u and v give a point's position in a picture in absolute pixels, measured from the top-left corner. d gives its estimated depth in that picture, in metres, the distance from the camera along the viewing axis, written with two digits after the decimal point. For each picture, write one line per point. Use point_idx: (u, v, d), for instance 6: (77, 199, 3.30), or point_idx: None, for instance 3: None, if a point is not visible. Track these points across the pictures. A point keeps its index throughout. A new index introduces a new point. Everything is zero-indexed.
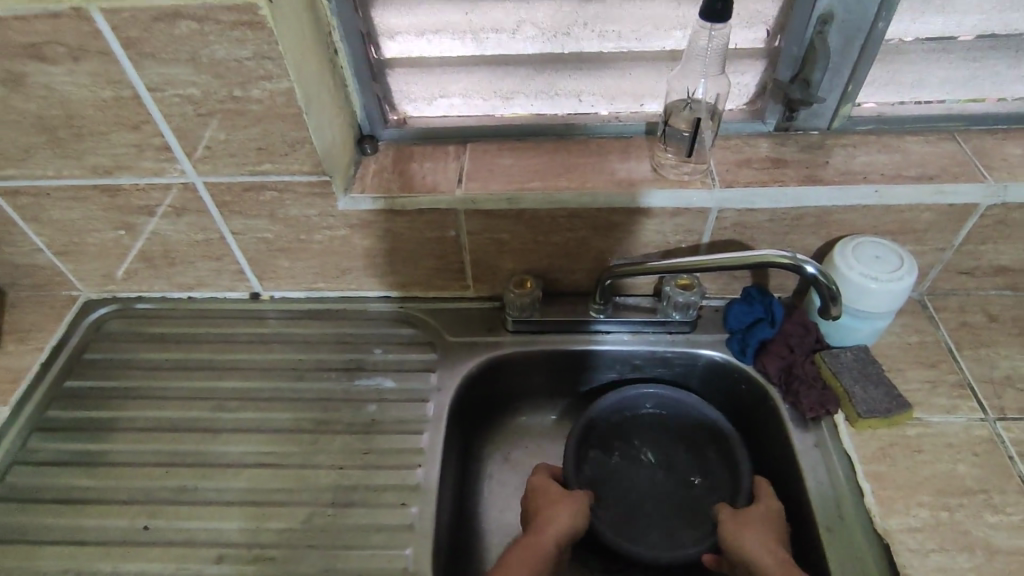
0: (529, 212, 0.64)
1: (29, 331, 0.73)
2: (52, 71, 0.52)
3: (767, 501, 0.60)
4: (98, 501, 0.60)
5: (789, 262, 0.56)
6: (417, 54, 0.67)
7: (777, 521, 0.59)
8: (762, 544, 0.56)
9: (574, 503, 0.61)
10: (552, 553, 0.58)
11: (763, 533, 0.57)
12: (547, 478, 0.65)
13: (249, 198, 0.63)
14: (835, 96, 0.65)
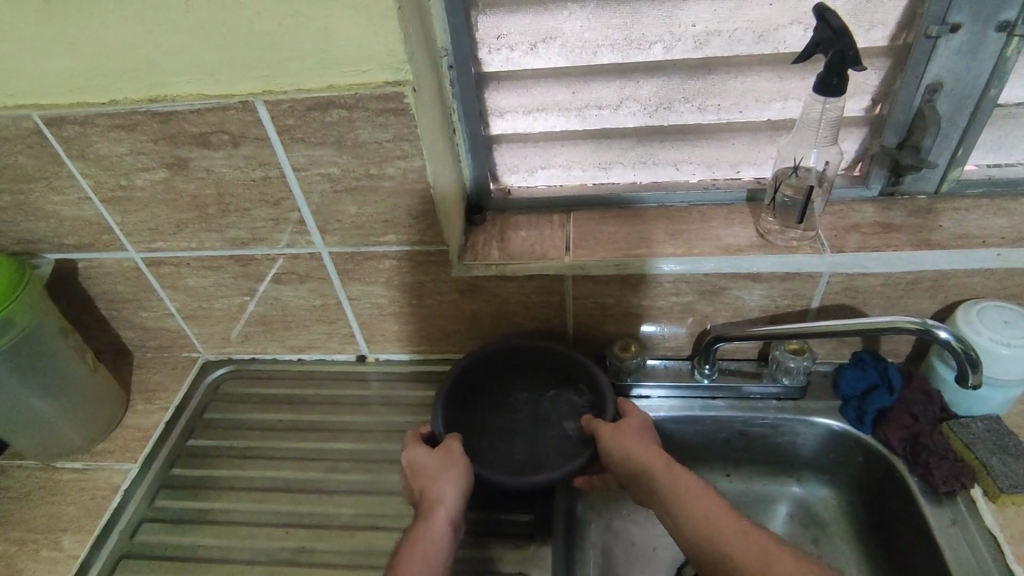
0: (635, 277, 0.65)
1: (156, 391, 0.78)
2: (213, 155, 0.59)
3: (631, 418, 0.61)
4: (220, 560, 0.61)
5: (918, 328, 0.54)
6: (523, 130, 0.71)
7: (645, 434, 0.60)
8: (643, 448, 0.57)
9: (454, 471, 0.57)
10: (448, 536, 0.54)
11: (643, 440, 0.58)
12: (418, 450, 0.60)
13: (369, 266, 0.67)
14: (944, 160, 0.65)
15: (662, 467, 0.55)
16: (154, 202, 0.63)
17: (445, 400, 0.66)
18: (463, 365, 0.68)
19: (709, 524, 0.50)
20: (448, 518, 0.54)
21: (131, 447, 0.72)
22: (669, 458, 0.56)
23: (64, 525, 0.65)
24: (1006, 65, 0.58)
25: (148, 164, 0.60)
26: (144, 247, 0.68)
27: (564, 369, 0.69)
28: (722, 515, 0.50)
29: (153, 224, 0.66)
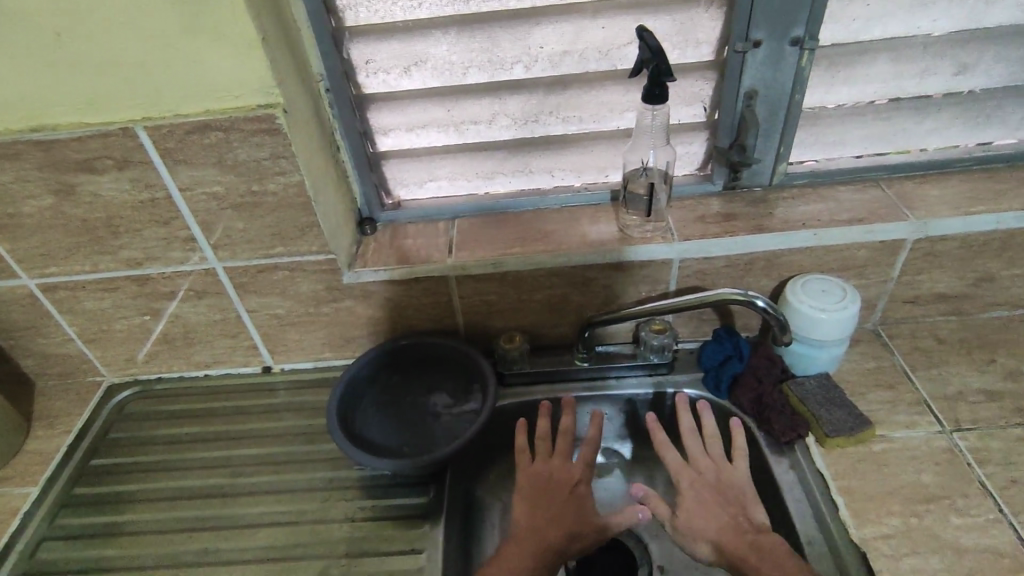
0: (512, 273, 0.72)
1: (59, 416, 0.79)
2: (99, 180, 0.62)
3: (695, 438, 0.69)
4: (123, 570, 0.63)
5: (743, 298, 0.63)
6: (407, 146, 0.77)
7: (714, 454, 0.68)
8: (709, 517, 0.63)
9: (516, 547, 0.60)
10: None
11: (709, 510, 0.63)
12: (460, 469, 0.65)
13: (263, 278, 0.71)
14: (771, 157, 0.75)
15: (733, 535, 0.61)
16: (44, 228, 0.66)
17: (340, 402, 0.70)
18: (353, 369, 0.72)
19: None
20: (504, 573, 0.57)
21: (31, 473, 0.73)
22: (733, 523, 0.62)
23: None
24: (803, 74, 0.68)
25: (35, 192, 0.62)
26: (37, 273, 0.70)
27: (448, 359, 0.75)
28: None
29: (44, 249, 0.68)
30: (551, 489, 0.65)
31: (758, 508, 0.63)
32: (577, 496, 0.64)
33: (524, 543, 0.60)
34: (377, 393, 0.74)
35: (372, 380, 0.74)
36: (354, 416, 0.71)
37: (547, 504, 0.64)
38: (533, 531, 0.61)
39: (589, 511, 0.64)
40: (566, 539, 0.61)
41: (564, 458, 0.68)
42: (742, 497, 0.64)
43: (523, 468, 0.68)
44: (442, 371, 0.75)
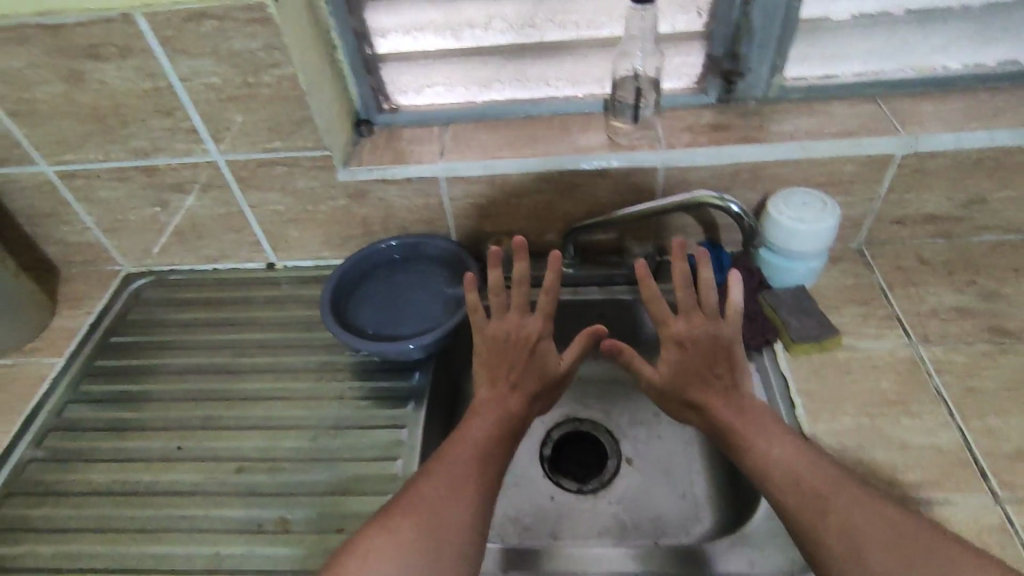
0: (501, 177, 0.74)
1: (82, 299, 0.86)
2: (104, 67, 0.65)
3: (689, 288, 0.66)
4: (137, 429, 0.70)
5: (718, 201, 0.65)
6: (404, 49, 0.78)
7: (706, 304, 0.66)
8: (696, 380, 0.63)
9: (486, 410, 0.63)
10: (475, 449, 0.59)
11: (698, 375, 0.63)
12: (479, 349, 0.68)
13: (263, 173, 0.75)
14: (767, 68, 0.74)
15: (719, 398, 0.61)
16: (57, 115, 0.70)
17: (334, 291, 0.74)
18: (348, 263, 0.76)
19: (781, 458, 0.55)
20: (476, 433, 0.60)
21: (59, 345, 0.80)
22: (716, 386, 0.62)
23: None
24: None
25: (46, 77, 0.66)
26: (54, 160, 0.75)
27: (436, 258, 0.79)
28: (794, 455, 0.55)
29: (59, 137, 0.72)
30: (507, 349, 0.67)
31: (743, 367, 0.63)
32: (536, 359, 0.67)
33: (488, 411, 0.63)
34: (370, 287, 0.78)
35: (365, 275, 0.78)
36: (347, 305, 0.75)
37: (505, 368, 0.66)
38: (495, 399, 0.64)
39: (549, 368, 0.67)
40: (526, 401, 0.65)
41: (519, 313, 0.68)
42: (729, 355, 0.63)
43: (478, 326, 0.68)
44: (428, 269, 0.79)
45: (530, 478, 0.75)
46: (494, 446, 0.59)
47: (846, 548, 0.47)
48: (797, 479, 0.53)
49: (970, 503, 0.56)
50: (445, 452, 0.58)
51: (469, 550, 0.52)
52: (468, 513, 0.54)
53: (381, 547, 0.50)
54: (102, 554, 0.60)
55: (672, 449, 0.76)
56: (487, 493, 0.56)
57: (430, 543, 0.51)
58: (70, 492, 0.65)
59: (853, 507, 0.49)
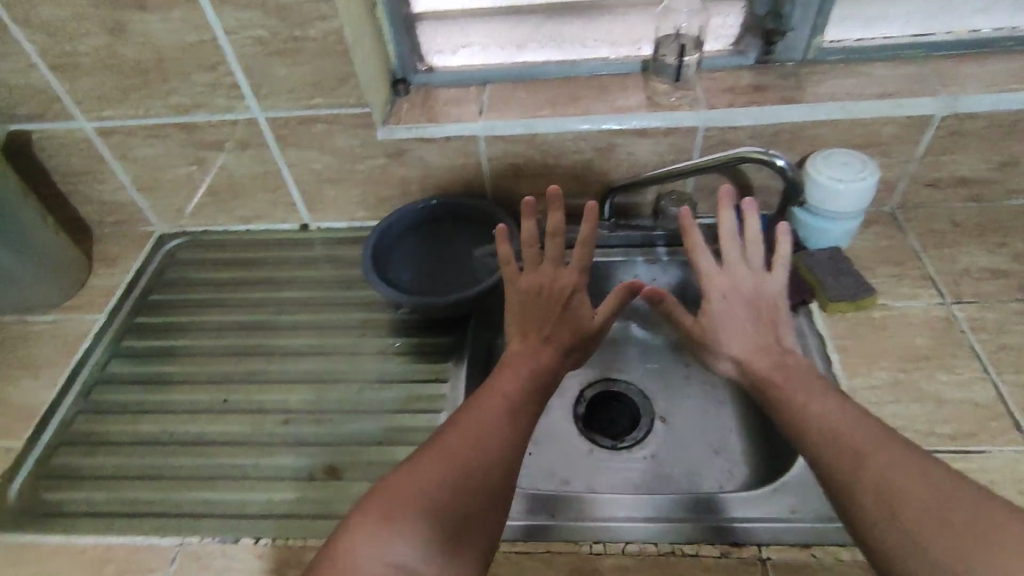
0: (541, 136, 0.74)
1: (117, 259, 0.86)
2: (150, 19, 0.65)
3: (734, 241, 0.69)
4: (181, 382, 0.71)
5: (762, 156, 0.65)
6: (443, 7, 0.78)
7: (750, 258, 0.69)
8: (744, 329, 0.65)
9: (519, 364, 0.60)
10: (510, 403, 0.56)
11: (743, 325, 0.65)
12: (512, 299, 0.66)
13: (303, 130, 0.75)
14: (808, 28, 0.74)
15: (768, 353, 0.62)
16: (98, 69, 0.69)
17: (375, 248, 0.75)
18: (386, 222, 0.76)
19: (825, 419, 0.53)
20: (510, 387, 0.58)
21: (97, 302, 0.81)
22: (761, 337, 0.63)
23: (41, 363, 0.74)
24: None
25: (89, 30, 0.66)
26: (94, 116, 0.74)
27: (474, 218, 0.80)
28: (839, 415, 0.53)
29: (99, 92, 0.72)
30: (542, 302, 0.65)
31: (784, 321, 0.65)
32: (571, 312, 0.65)
33: (520, 363, 0.60)
34: (410, 246, 0.79)
35: (404, 233, 0.79)
36: (387, 263, 0.76)
37: (538, 320, 0.64)
38: (527, 350, 0.62)
39: (585, 322, 0.65)
40: (560, 354, 0.63)
41: (554, 266, 0.67)
42: (771, 308, 0.66)
43: (511, 279, 0.67)
44: (467, 229, 0.80)
45: (564, 435, 0.77)
46: (525, 402, 0.57)
47: (880, 502, 0.45)
48: (836, 435, 0.51)
49: (1006, 452, 0.57)
50: (475, 404, 0.56)
51: (490, 506, 0.49)
52: (495, 466, 0.51)
53: (403, 490, 0.48)
54: (155, 499, 0.61)
55: (703, 407, 0.78)
56: (515, 450, 0.53)
57: (452, 493, 0.48)
58: (119, 442, 0.66)
59: (894, 464, 0.47)
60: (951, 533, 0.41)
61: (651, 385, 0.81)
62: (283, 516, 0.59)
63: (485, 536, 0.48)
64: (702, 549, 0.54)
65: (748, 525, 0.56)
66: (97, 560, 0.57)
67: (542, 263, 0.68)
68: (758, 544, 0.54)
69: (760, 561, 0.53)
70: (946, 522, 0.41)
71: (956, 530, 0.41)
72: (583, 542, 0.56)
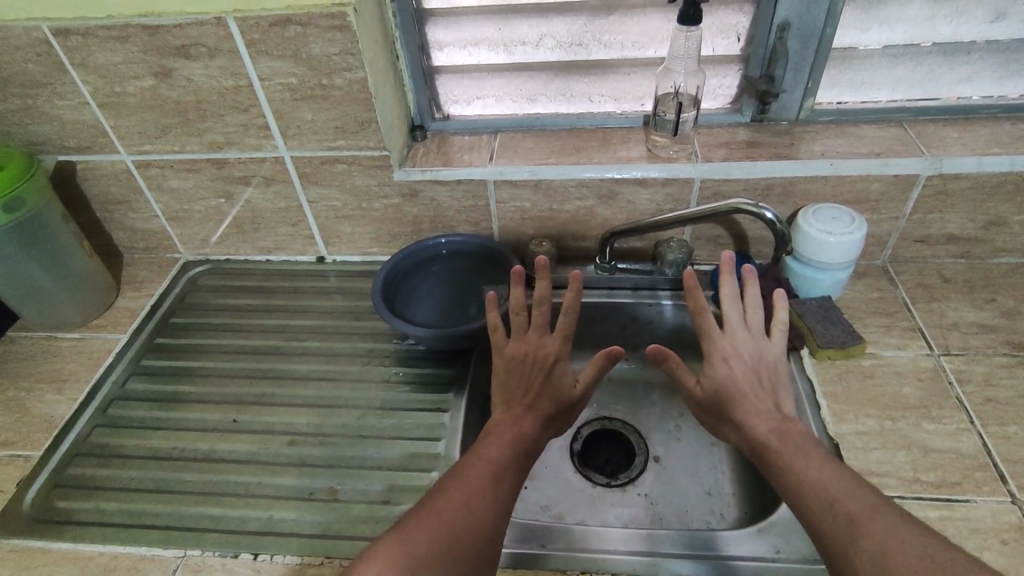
0: (546, 182, 0.79)
1: (143, 283, 0.92)
2: (193, 66, 0.71)
3: (735, 304, 0.70)
4: (195, 401, 0.75)
5: (752, 209, 0.69)
6: (459, 62, 0.83)
7: (751, 325, 0.69)
8: (749, 402, 0.63)
9: (505, 435, 0.61)
10: (492, 470, 0.57)
11: (751, 399, 0.63)
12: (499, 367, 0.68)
13: (325, 169, 0.80)
14: (799, 91, 0.79)
15: (772, 428, 0.60)
16: (143, 108, 0.76)
17: (387, 275, 0.79)
18: (400, 257, 0.81)
19: (821, 484, 0.53)
20: (497, 454, 0.58)
21: (122, 322, 0.86)
22: (764, 412, 0.62)
23: (65, 377, 0.78)
24: (836, 9, 0.72)
25: (138, 73, 0.72)
26: (134, 150, 0.81)
27: (484, 260, 0.83)
28: (834, 483, 0.52)
29: (141, 128, 0.78)
30: (525, 369, 0.67)
31: (782, 386, 0.65)
32: (552, 381, 0.66)
33: (504, 431, 0.61)
34: (421, 279, 0.84)
35: (417, 267, 0.83)
36: (398, 291, 0.81)
37: (521, 388, 0.66)
38: (510, 417, 0.63)
39: (565, 390, 0.67)
40: (543, 422, 0.64)
41: (540, 332, 0.69)
42: (771, 372, 0.66)
43: (497, 346, 0.69)
44: (478, 268, 0.84)
45: (561, 471, 0.79)
46: (511, 466, 0.58)
47: (876, 569, 0.45)
48: (831, 500, 0.51)
49: (989, 502, 0.58)
50: (461, 469, 0.57)
51: (477, 567, 0.50)
52: (480, 528, 0.52)
53: (391, 555, 0.48)
54: (162, 512, 0.64)
55: (697, 451, 0.79)
56: (499, 512, 0.54)
57: (435, 558, 0.49)
58: (133, 455, 0.69)
59: (891, 535, 0.47)
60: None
61: (647, 425, 0.83)
62: (282, 534, 0.61)
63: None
64: None
65: (732, 561, 0.57)
66: (103, 567, 0.60)
67: (528, 330, 0.70)
68: None
69: None
70: None
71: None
72: (572, 572, 0.57)
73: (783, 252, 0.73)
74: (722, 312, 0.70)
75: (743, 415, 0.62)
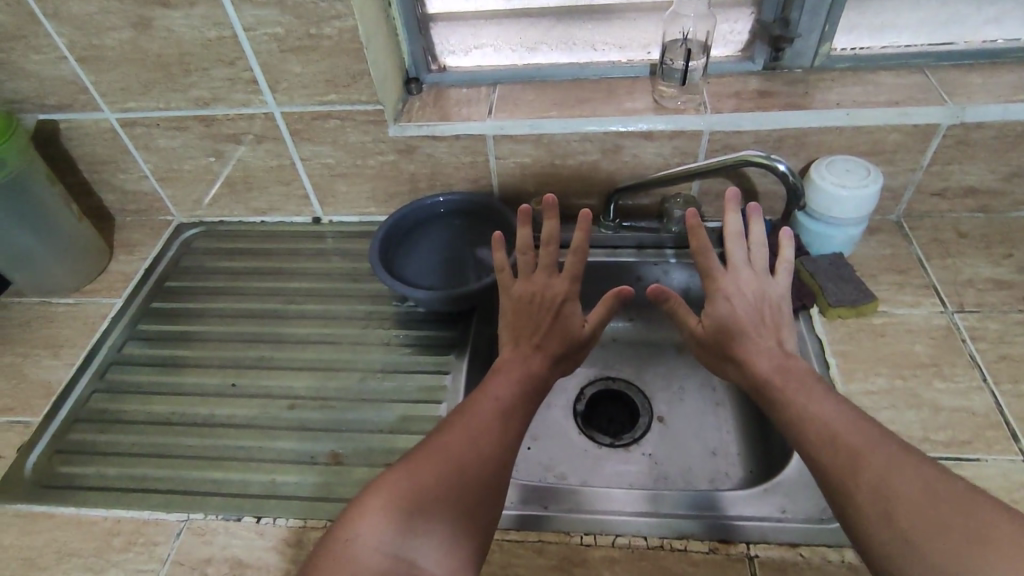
0: (548, 137, 0.76)
1: (136, 246, 0.89)
2: (173, 16, 0.67)
3: (739, 241, 0.66)
4: (193, 365, 0.74)
5: (764, 161, 0.66)
6: (455, 9, 0.79)
7: (755, 262, 0.66)
8: (754, 339, 0.60)
9: (510, 374, 0.59)
10: (498, 408, 0.56)
11: (757, 335, 0.61)
12: (506, 307, 0.66)
13: (317, 126, 0.77)
14: (815, 36, 0.75)
15: (779, 364, 0.58)
16: (124, 62, 0.72)
17: (386, 232, 0.78)
18: (399, 214, 0.79)
19: (826, 419, 0.52)
20: (503, 393, 0.57)
21: (116, 287, 0.84)
22: (771, 349, 0.60)
23: (61, 343, 0.77)
24: None
25: (116, 24, 0.69)
26: (118, 107, 0.77)
27: (484, 217, 0.82)
28: (838, 419, 0.51)
29: (123, 84, 0.75)
30: (532, 309, 0.64)
31: (787, 325, 0.62)
32: (562, 320, 0.64)
33: (512, 368, 0.60)
34: (420, 236, 0.82)
35: (417, 225, 0.82)
36: (396, 249, 0.79)
37: (529, 328, 0.63)
38: (517, 356, 0.61)
39: (574, 329, 0.64)
40: (551, 361, 0.61)
41: (548, 273, 0.67)
42: (774, 312, 0.62)
43: (505, 287, 0.67)
44: (478, 226, 0.82)
45: (566, 431, 0.78)
46: (519, 405, 0.57)
47: (879, 506, 0.45)
48: (833, 436, 0.50)
49: (1001, 460, 0.57)
50: (468, 407, 0.56)
51: (484, 504, 0.50)
52: (486, 466, 0.52)
53: (398, 488, 0.49)
54: (164, 477, 0.64)
55: (703, 411, 0.78)
56: (506, 449, 0.54)
57: (443, 494, 0.49)
58: (132, 420, 0.69)
59: (890, 469, 0.46)
60: (942, 536, 0.41)
61: (651, 385, 0.82)
62: (285, 498, 0.61)
63: (480, 530, 0.49)
64: (690, 544, 0.55)
65: (738, 521, 0.56)
66: (107, 531, 0.60)
67: (536, 271, 0.67)
68: (746, 541, 0.55)
69: (747, 558, 0.54)
70: (940, 528, 0.42)
71: (947, 537, 0.41)
72: (576, 533, 0.57)
73: (795, 207, 0.70)
74: (724, 251, 0.66)
75: (746, 352, 0.60)
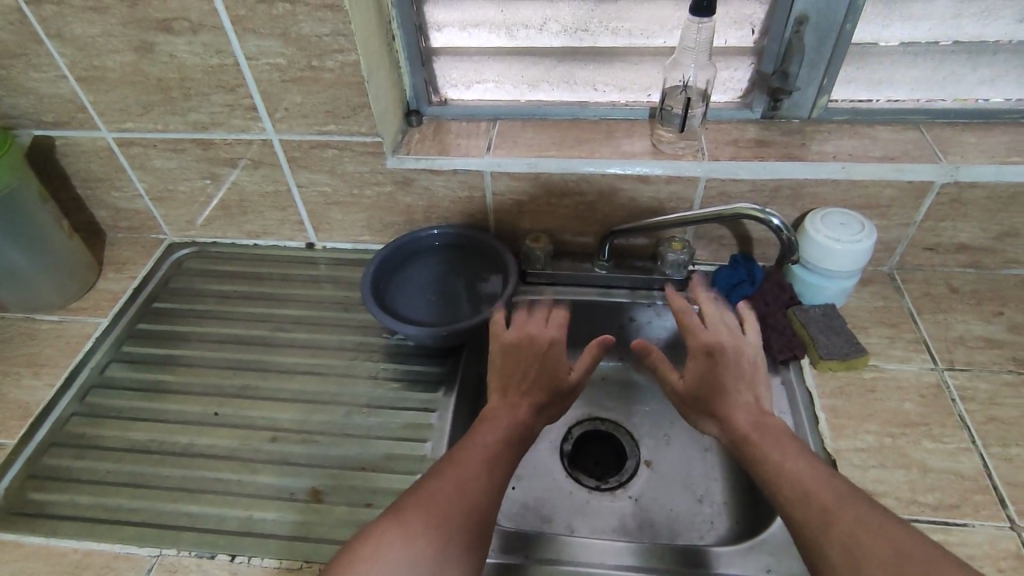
0: (545, 175, 0.76)
1: (125, 264, 0.89)
2: (176, 41, 0.67)
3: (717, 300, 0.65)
4: (175, 393, 0.72)
5: (759, 215, 0.66)
6: (458, 44, 0.79)
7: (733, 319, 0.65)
8: (737, 396, 0.60)
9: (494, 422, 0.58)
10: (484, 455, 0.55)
11: (741, 390, 0.61)
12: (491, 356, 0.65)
13: (315, 154, 0.77)
14: (813, 88, 0.75)
15: (762, 420, 0.58)
16: (124, 84, 0.72)
17: (380, 263, 0.77)
18: (393, 246, 0.79)
19: (802, 474, 0.51)
20: (490, 439, 0.57)
21: (103, 306, 0.83)
22: (755, 406, 0.59)
23: (42, 362, 0.76)
24: (858, 3, 0.68)
25: (118, 47, 0.68)
26: (115, 127, 0.77)
27: (478, 254, 0.81)
28: (812, 474, 0.51)
29: (123, 105, 0.74)
30: (520, 357, 0.64)
31: (765, 383, 0.62)
32: (548, 368, 0.63)
33: (499, 415, 0.59)
34: (413, 268, 0.81)
35: (411, 256, 0.81)
36: (389, 279, 0.79)
37: (514, 375, 0.63)
38: (505, 404, 0.60)
39: (560, 377, 0.63)
40: (536, 408, 0.61)
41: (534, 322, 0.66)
42: (752, 369, 0.62)
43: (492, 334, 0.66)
44: (471, 262, 0.82)
45: (551, 473, 0.77)
46: (507, 451, 0.56)
47: (846, 561, 0.44)
48: (805, 492, 0.50)
49: (987, 527, 0.57)
50: (455, 454, 0.55)
51: (473, 549, 0.49)
52: (474, 514, 0.51)
53: (387, 541, 0.47)
54: (138, 508, 0.62)
55: (690, 455, 0.77)
56: (494, 495, 0.53)
57: (432, 542, 0.48)
58: (110, 447, 0.67)
59: (862, 524, 0.46)
60: None
61: (639, 427, 0.82)
62: (261, 535, 0.59)
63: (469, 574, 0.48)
64: None
65: None
66: (76, 565, 0.58)
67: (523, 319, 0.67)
68: None
69: None
70: None
71: None
72: None
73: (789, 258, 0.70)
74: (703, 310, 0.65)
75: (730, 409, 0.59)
